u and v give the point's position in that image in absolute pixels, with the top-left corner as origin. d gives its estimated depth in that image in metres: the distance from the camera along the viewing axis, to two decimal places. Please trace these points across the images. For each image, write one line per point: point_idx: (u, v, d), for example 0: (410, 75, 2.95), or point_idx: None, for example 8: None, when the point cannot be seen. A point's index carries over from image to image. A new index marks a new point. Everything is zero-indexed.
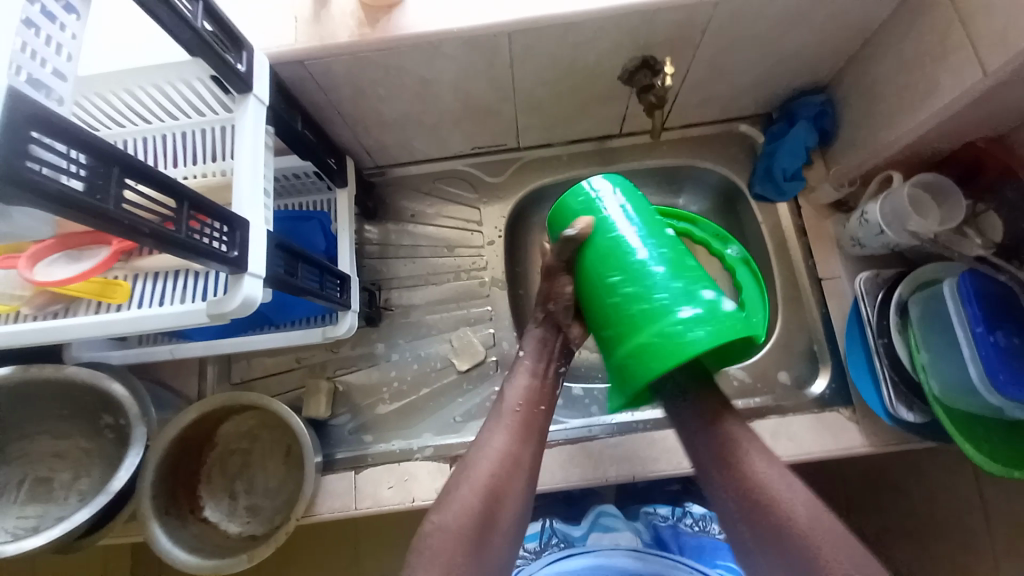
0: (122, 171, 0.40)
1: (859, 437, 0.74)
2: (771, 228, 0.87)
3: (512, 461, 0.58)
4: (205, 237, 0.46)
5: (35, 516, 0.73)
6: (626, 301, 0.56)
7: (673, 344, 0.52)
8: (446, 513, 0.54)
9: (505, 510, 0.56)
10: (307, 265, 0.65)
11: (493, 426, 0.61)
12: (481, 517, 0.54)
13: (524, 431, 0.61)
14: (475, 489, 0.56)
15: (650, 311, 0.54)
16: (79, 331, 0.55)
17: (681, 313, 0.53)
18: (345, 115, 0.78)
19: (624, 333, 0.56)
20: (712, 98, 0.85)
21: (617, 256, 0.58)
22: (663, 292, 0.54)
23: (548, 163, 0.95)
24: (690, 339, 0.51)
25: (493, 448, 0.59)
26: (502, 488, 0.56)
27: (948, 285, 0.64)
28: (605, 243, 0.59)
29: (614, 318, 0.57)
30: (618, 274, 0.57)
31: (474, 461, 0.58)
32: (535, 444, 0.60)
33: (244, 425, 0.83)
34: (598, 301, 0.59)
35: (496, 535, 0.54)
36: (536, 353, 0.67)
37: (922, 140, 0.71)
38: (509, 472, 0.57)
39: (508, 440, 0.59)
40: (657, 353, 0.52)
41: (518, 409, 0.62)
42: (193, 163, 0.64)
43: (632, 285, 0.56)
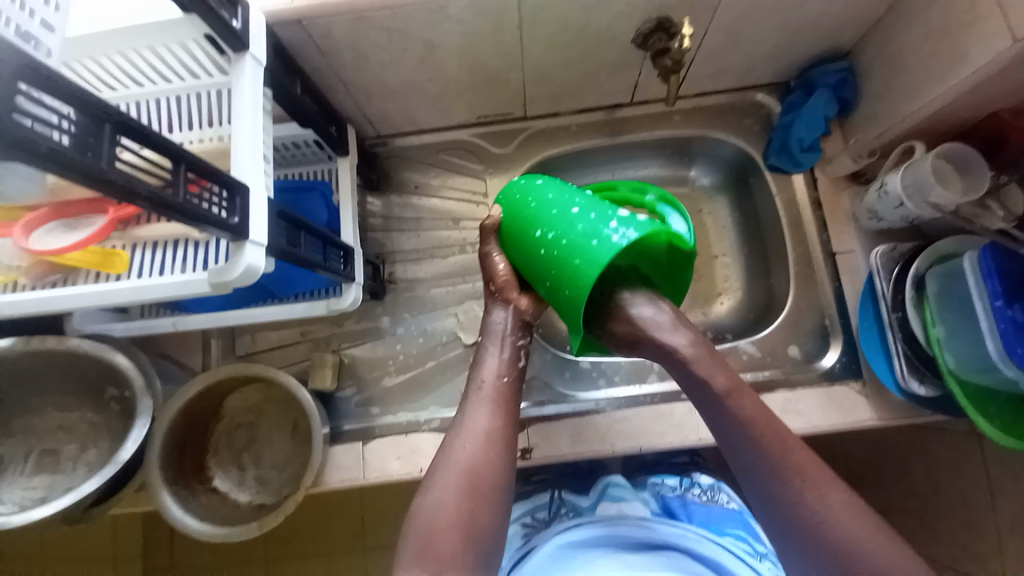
0: (115, 129, 0.38)
1: (868, 412, 0.74)
2: (785, 201, 0.85)
3: (489, 436, 0.57)
4: (203, 202, 0.44)
5: (43, 487, 0.73)
6: (553, 244, 0.56)
7: (599, 253, 0.52)
8: (430, 495, 0.54)
9: (490, 488, 0.54)
10: (310, 235, 0.63)
11: (467, 407, 0.60)
12: (467, 490, 0.54)
13: (498, 406, 0.60)
14: (457, 467, 0.55)
15: (574, 241, 0.55)
16: (78, 301, 0.54)
17: (598, 234, 0.54)
18: (345, 81, 0.75)
19: (558, 270, 0.56)
20: (727, 67, 0.82)
21: (536, 213, 0.59)
22: (580, 224, 0.55)
23: (555, 134, 0.92)
24: (608, 247, 0.52)
25: (472, 425, 0.58)
26: (484, 464, 0.55)
27: (968, 259, 0.63)
28: (525, 209, 0.61)
29: (550, 264, 0.57)
30: (541, 227, 0.58)
31: (453, 439, 0.57)
32: (509, 417, 0.59)
33: (250, 398, 0.83)
34: (534, 259, 0.59)
35: (485, 508, 0.53)
36: (491, 333, 0.65)
37: (948, 110, 0.68)
38: (491, 448, 0.56)
39: (487, 419, 0.58)
40: (586, 271, 0.53)
41: (490, 386, 0.61)
42: (190, 129, 0.62)
43: (554, 229, 0.57)
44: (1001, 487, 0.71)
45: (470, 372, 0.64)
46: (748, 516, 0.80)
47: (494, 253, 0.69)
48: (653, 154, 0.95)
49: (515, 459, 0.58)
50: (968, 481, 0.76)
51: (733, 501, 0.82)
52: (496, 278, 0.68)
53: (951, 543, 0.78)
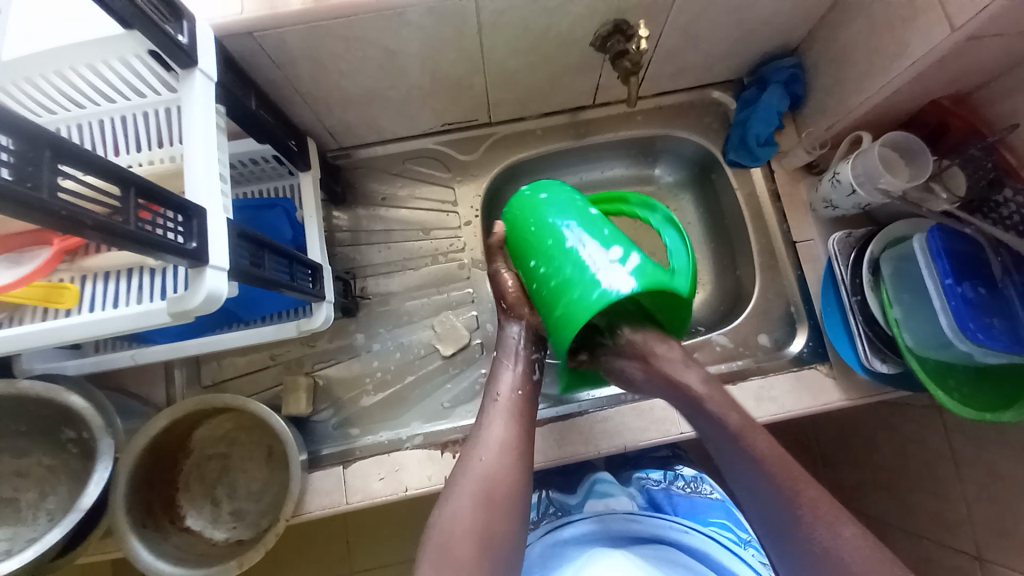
0: (57, 157, 0.35)
1: (836, 392, 0.77)
2: (746, 194, 0.88)
3: (505, 447, 0.58)
4: (157, 229, 0.42)
5: (5, 539, 0.68)
6: (543, 279, 0.65)
7: (579, 308, 0.59)
8: (447, 510, 0.54)
9: (506, 497, 0.55)
10: (274, 255, 0.61)
11: (486, 418, 0.61)
12: (483, 499, 0.54)
13: (514, 416, 0.61)
14: (474, 477, 0.56)
15: (561, 284, 0.62)
16: (25, 341, 0.50)
17: (582, 283, 0.60)
18: (304, 93, 0.73)
19: (547, 302, 0.64)
20: (684, 66, 0.84)
21: (535, 240, 0.67)
22: (569, 267, 0.62)
23: (521, 138, 0.93)
24: (589, 308, 0.58)
25: (489, 436, 0.59)
26: (501, 474, 0.56)
27: (918, 241, 0.66)
28: (525, 235, 0.68)
29: (541, 298, 0.65)
30: (535, 258, 0.66)
31: (471, 451, 0.59)
32: (525, 429, 0.61)
33: (220, 429, 0.79)
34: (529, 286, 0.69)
35: (502, 519, 0.54)
36: (506, 349, 0.68)
37: (890, 100, 0.71)
38: (507, 457, 0.57)
39: (504, 429, 0.60)
40: (565, 321, 0.60)
41: (506, 399, 0.63)
42: (138, 150, 0.59)
43: (547, 264, 0.64)
44: (962, 454, 0.75)
45: (486, 385, 0.66)
46: (729, 504, 0.81)
47: (504, 271, 0.73)
48: (618, 154, 0.97)
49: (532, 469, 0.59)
50: (932, 451, 0.80)
51: (715, 490, 0.83)
52: (506, 295, 0.72)
53: (919, 512, 0.82)
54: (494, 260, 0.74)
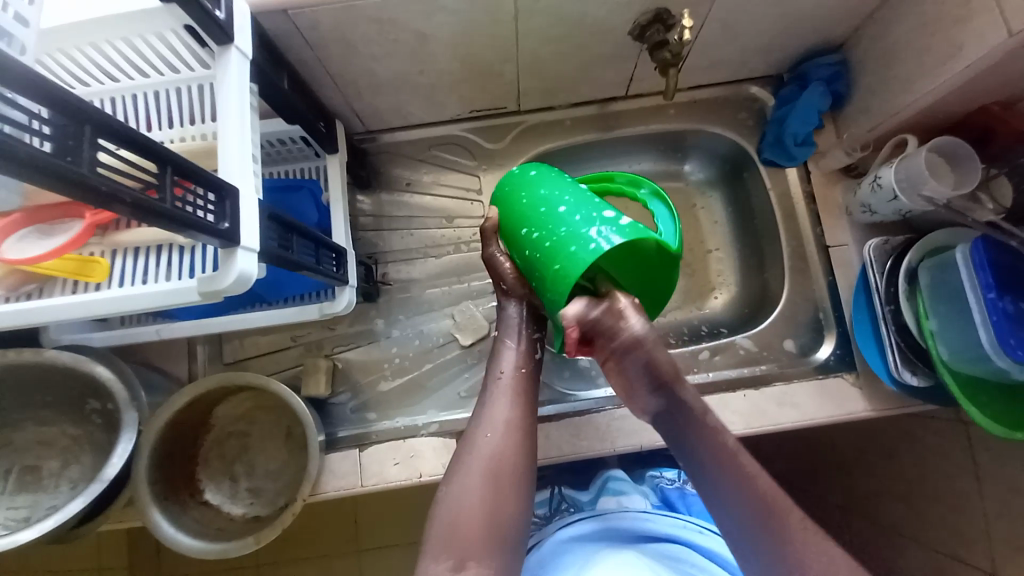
0: (98, 132, 0.35)
1: (862, 402, 0.75)
2: (779, 195, 0.86)
3: (509, 425, 0.58)
4: (191, 207, 0.42)
5: (26, 506, 0.69)
6: (535, 245, 0.60)
7: (578, 259, 0.55)
8: (454, 490, 0.55)
9: (512, 475, 0.55)
10: (302, 238, 0.61)
11: (490, 398, 0.61)
12: (491, 477, 0.55)
13: (516, 396, 0.61)
14: (480, 455, 0.56)
15: (557, 243, 0.57)
16: (57, 314, 0.51)
17: (579, 239, 0.55)
18: (333, 74, 0.72)
19: (540, 269, 0.59)
20: (722, 60, 0.82)
21: (528, 211, 0.62)
22: (564, 227, 0.57)
23: (550, 128, 0.91)
24: (589, 253, 0.54)
25: (492, 415, 0.59)
26: (507, 453, 0.56)
27: (960, 251, 0.64)
28: (518, 206, 0.63)
29: (536, 265, 0.60)
30: (527, 227, 0.61)
31: (475, 429, 0.59)
32: (527, 408, 0.60)
33: (240, 407, 0.80)
34: (520, 256, 0.63)
35: (509, 497, 0.54)
36: (506, 326, 0.67)
37: (940, 103, 0.68)
38: (511, 436, 0.57)
39: (508, 408, 0.59)
40: (566, 276, 0.56)
41: (507, 380, 0.62)
42: (171, 126, 0.59)
43: (540, 231, 0.60)
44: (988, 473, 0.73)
45: (488, 366, 0.66)
46: None
47: (499, 253, 0.70)
48: (647, 148, 0.94)
49: (536, 451, 0.59)
50: (954, 467, 0.78)
51: None
52: (506, 278, 0.69)
53: (933, 525, 0.80)
54: (489, 243, 0.70)
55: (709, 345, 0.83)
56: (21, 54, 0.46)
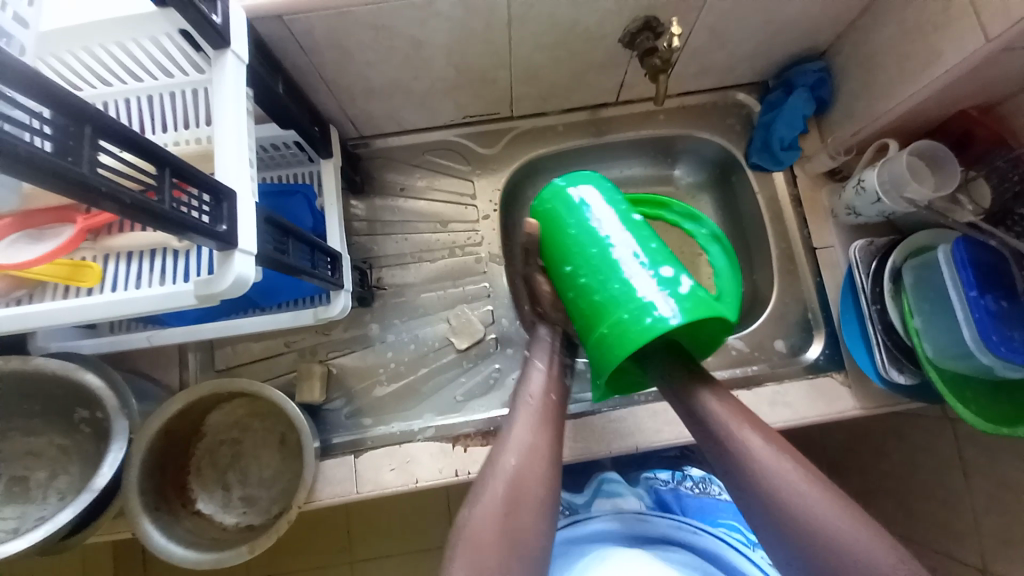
0: (96, 131, 0.35)
1: (851, 400, 0.76)
2: (767, 198, 0.87)
3: (534, 448, 0.59)
4: (189, 209, 0.42)
5: (13, 517, 0.68)
6: (584, 291, 0.67)
7: (627, 330, 0.61)
8: (476, 510, 0.54)
9: (534, 496, 0.55)
10: (298, 242, 0.61)
11: (516, 420, 0.62)
12: (512, 497, 0.54)
13: (543, 419, 0.62)
14: (504, 477, 0.56)
15: (607, 299, 0.64)
16: (47, 319, 0.50)
17: (631, 302, 0.62)
18: (328, 79, 0.73)
19: (586, 317, 0.66)
20: (709, 67, 0.84)
21: (574, 247, 0.69)
22: (615, 283, 0.64)
23: (543, 134, 0.92)
24: (639, 325, 0.60)
25: (517, 438, 0.59)
26: (530, 474, 0.56)
27: (943, 250, 0.66)
28: (564, 239, 0.71)
29: (577, 307, 0.68)
30: (571, 265, 0.69)
31: (499, 451, 0.59)
32: (552, 431, 0.61)
33: (233, 415, 0.79)
34: (563, 291, 0.71)
35: (531, 518, 0.54)
36: (539, 354, 0.70)
37: (920, 108, 0.71)
38: (535, 458, 0.58)
39: (534, 430, 0.60)
40: (610, 341, 0.62)
41: (535, 403, 0.63)
42: (165, 131, 0.58)
43: (588, 276, 0.67)
44: (974, 469, 0.75)
45: (516, 389, 0.67)
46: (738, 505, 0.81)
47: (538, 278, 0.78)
48: (638, 153, 0.96)
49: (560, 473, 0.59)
50: (941, 462, 0.79)
51: (724, 492, 0.83)
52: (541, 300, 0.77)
53: (922, 522, 0.81)
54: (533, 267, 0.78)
55: None
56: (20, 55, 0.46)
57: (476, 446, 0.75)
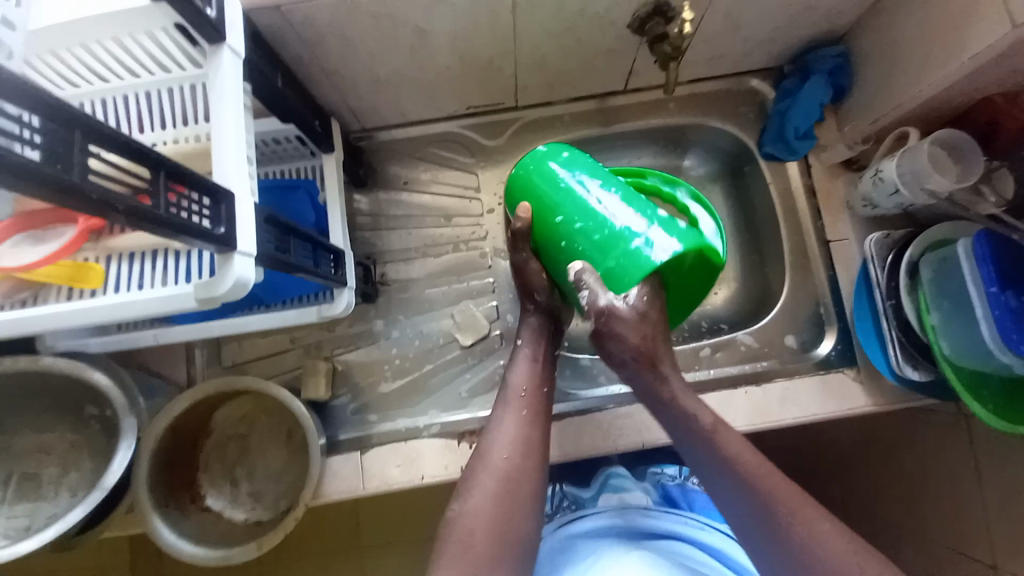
0: (87, 136, 0.34)
1: (863, 398, 0.75)
2: (781, 189, 0.85)
3: (524, 443, 0.57)
4: (184, 211, 0.41)
5: (26, 514, 0.69)
6: (576, 237, 0.60)
7: (636, 261, 0.56)
8: (468, 504, 0.53)
9: (524, 494, 0.54)
10: (299, 240, 0.60)
11: (503, 413, 0.60)
12: (504, 495, 0.53)
13: (530, 413, 0.60)
14: (493, 473, 0.55)
15: (609, 238, 0.58)
16: (52, 323, 0.50)
17: (637, 240, 0.56)
18: (328, 71, 0.71)
19: (586, 260, 0.59)
20: (723, 52, 0.81)
21: (564, 200, 0.61)
22: (614, 222, 0.58)
23: (549, 124, 0.90)
24: (645, 256, 0.55)
25: (506, 433, 0.58)
26: (519, 471, 0.55)
27: (963, 246, 0.64)
28: (547, 194, 0.62)
29: (572, 255, 0.61)
30: (562, 215, 0.61)
31: (488, 447, 0.58)
32: (540, 424, 0.60)
33: (240, 411, 0.80)
34: (552, 244, 0.63)
35: (520, 517, 0.53)
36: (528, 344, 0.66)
37: (943, 96, 0.68)
38: (525, 455, 0.56)
39: (521, 425, 0.59)
40: (619, 274, 0.57)
41: (522, 397, 0.61)
42: (163, 128, 0.58)
43: (583, 220, 0.60)
44: (987, 466, 0.73)
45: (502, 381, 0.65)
46: None
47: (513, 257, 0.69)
48: (646, 143, 0.93)
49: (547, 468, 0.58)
50: (953, 459, 0.78)
51: None
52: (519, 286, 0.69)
53: (933, 520, 0.80)
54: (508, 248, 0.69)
55: (711, 342, 0.83)
56: (8, 59, 0.48)
57: None
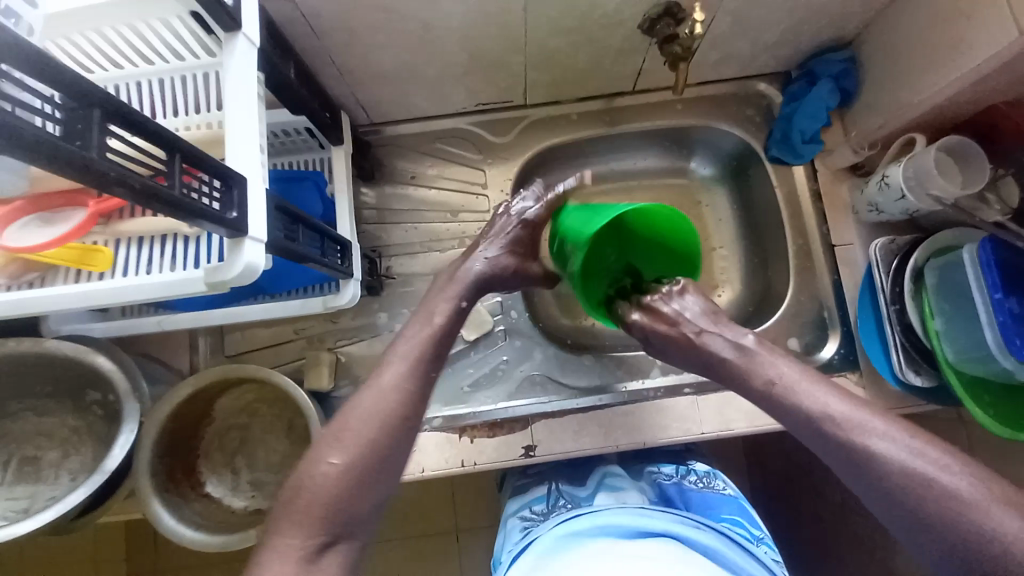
0: (106, 115, 0.34)
1: (864, 401, 0.75)
2: (786, 192, 0.85)
3: (400, 393, 0.57)
4: (198, 194, 0.41)
5: (25, 497, 0.69)
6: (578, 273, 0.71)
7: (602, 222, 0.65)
8: (333, 455, 0.52)
9: (386, 445, 0.54)
10: (308, 230, 0.60)
11: (391, 362, 0.60)
12: (360, 443, 0.53)
13: (417, 363, 0.60)
14: (360, 417, 0.54)
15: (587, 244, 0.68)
16: (60, 304, 0.50)
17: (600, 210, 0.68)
18: (339, 63, 0.71)
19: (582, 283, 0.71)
20: (730, 56, 0.81)
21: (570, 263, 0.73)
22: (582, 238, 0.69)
23: (555, 122, 0.90)
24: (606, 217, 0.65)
25: (385, 381, 0.57)
26: (385, 418, 0.55)
27: (968, 251, 0.64)
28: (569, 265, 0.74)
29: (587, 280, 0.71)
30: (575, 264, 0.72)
31: (364, 394, 0.57)
32: (427, 378, 0.59)
33: (240, 400, 0.79)
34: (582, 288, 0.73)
35: (369, 467, 0.52)
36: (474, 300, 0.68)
37: (949, 102, 0.68)
38: (396, 404, 0.56)
39: (402, 374, 0.58)
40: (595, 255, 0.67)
41: (409, 348, 0.61)
42: (175, 115, 0.58)
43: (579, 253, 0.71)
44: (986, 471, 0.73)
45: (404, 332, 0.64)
46: (743, 501, 0.80)
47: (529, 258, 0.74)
48: (652, 145, 0.94)
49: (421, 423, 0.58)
50: None
51: (729, 487, 0.81)
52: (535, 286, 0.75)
53: None
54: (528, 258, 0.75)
55: None
56: (28, 37, 0.49)
57: (481, 438, 0.77)
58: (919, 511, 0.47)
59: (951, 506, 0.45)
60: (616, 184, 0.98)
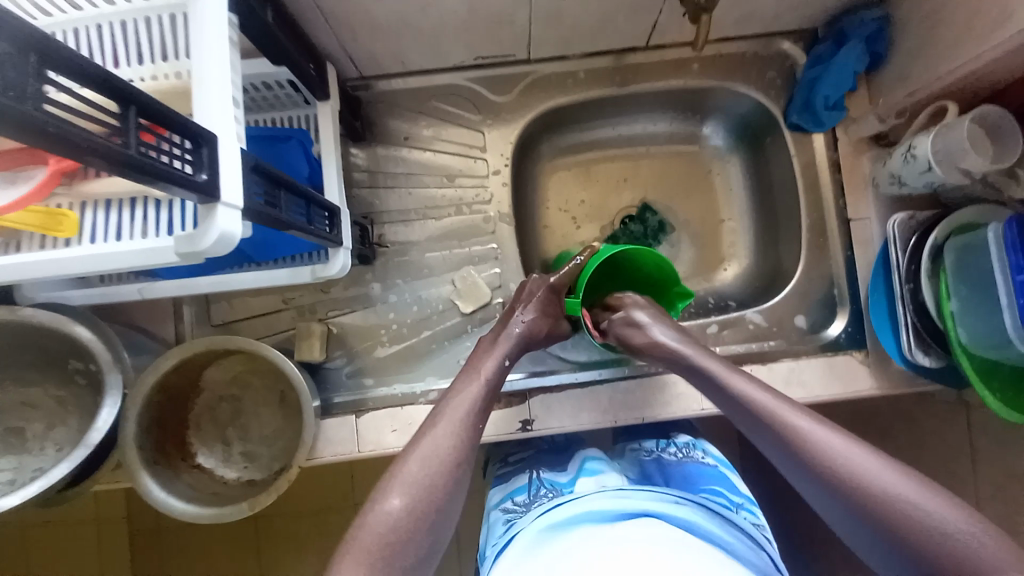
0: (43, 61, 0.29)
1: (868, 381, 0.74)
2: (803, 162, 0.80)
3: (463, 427, 0.58)
4: (161, 154, 0.37)
5: (11, 468, 0.67)
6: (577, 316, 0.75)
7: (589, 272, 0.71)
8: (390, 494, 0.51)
9: (446, 479, 0.53)
10: (290, 194, 0.56)
11: (452, 397, 0.61)
12: (422, 478, 0.52)
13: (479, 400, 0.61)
14: (422, 453, 0.54)
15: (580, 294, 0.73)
16: (28, 273, 0.47)
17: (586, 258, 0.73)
18: (325, 10, 0.64)
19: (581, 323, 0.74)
20: (754, 11, 0.74)
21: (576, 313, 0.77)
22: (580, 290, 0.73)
23: (561, 81, 0.84)
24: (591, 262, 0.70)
25: (449, 414, 0.59)
26: (444, 451, 0.55)
27: (993, 230, 0.60)
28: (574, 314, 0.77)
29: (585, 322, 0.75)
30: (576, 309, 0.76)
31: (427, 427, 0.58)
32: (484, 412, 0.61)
33: (231, 370, 0.77)
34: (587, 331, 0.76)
35: (430, 498, 0.52)
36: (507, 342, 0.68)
37: (990, 68, 0.63)
38: (457, 437, 0.57)
39: (468, 408, 0.60)
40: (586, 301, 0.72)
41: (473, 387, 0.62)
42: (140, 63, 0.51)
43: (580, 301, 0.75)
44: (983, 453, 0.73)
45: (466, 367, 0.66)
46: (723, 469, 0.79)
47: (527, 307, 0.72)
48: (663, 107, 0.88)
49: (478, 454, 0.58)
50: (947, 447, 0.77)
51: (707, 457, 0.81)
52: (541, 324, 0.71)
53: None
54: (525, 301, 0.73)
55: (718, 319, 0.80)
56: None
57: None
58: (874, 524, 0.45)
59: (907, 513, 0.43)
60: (623, 150, 0.93)
